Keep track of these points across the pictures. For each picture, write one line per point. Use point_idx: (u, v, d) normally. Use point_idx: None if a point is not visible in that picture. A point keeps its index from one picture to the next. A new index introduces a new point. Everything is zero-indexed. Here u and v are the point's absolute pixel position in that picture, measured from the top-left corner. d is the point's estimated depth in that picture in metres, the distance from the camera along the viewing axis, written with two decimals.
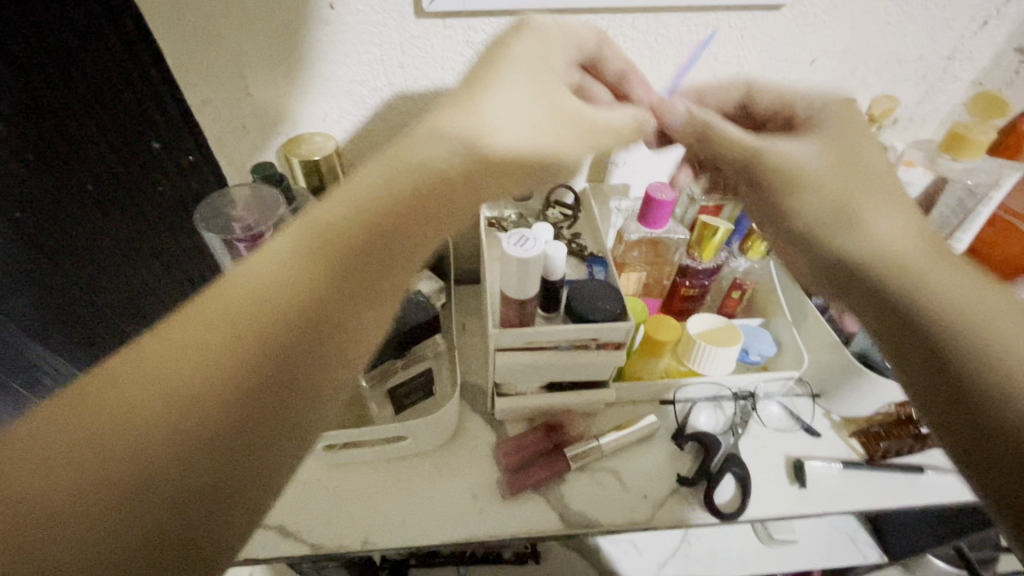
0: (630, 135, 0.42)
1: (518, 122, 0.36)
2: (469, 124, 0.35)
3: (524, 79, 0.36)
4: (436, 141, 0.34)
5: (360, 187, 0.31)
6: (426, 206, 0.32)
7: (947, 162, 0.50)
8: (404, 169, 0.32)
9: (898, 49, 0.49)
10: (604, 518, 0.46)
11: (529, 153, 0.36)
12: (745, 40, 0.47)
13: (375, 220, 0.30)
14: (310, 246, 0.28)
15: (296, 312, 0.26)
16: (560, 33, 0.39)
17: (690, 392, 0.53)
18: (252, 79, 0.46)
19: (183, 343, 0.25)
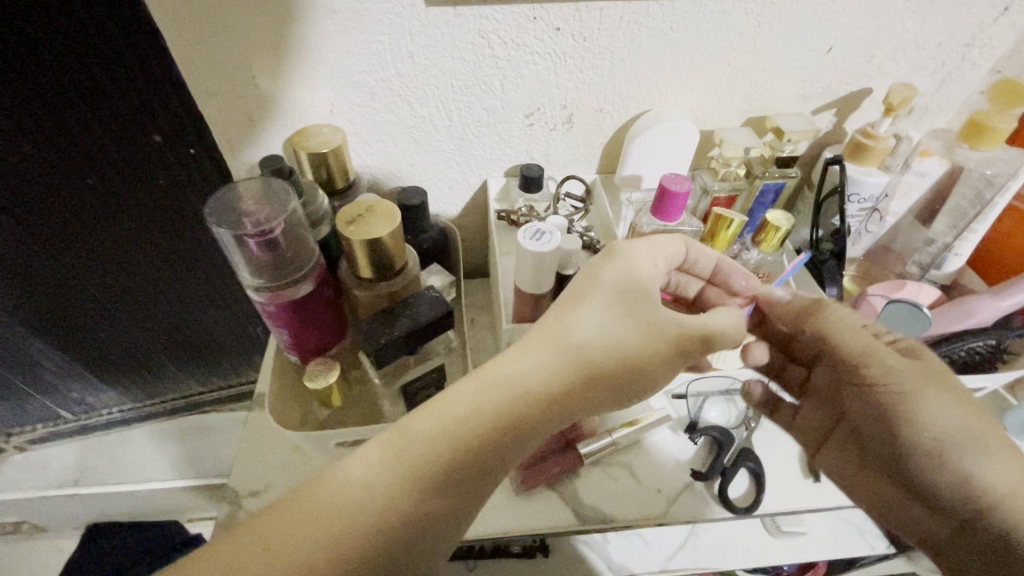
0: (736, 335, 0.41)
1: (600, 338, 0.37)
2: (554, 350, 0.37)
3: (622, 310, 0.38)
4: (526, 365, 0.36)
5: (451, 409, 0.35)
6: (514, 432, 0.35)
7: (965, 151, 0.50)
8: (490, 393, 0.35)
9: (917, 36, 0.48)
10: (617, 514, 0.46)
11: (612, 364, 0.37)
12: (761, 27, 0.46)
13: (464, 436, 0.34)
14: (404, 450, 0.34)
15: (384, 517, 0.32)
16: (649, 246, 0.42)
17: (702, 386, 0.53)
18: (257, 69, 0.44)
19: (296, 527, 0.31)
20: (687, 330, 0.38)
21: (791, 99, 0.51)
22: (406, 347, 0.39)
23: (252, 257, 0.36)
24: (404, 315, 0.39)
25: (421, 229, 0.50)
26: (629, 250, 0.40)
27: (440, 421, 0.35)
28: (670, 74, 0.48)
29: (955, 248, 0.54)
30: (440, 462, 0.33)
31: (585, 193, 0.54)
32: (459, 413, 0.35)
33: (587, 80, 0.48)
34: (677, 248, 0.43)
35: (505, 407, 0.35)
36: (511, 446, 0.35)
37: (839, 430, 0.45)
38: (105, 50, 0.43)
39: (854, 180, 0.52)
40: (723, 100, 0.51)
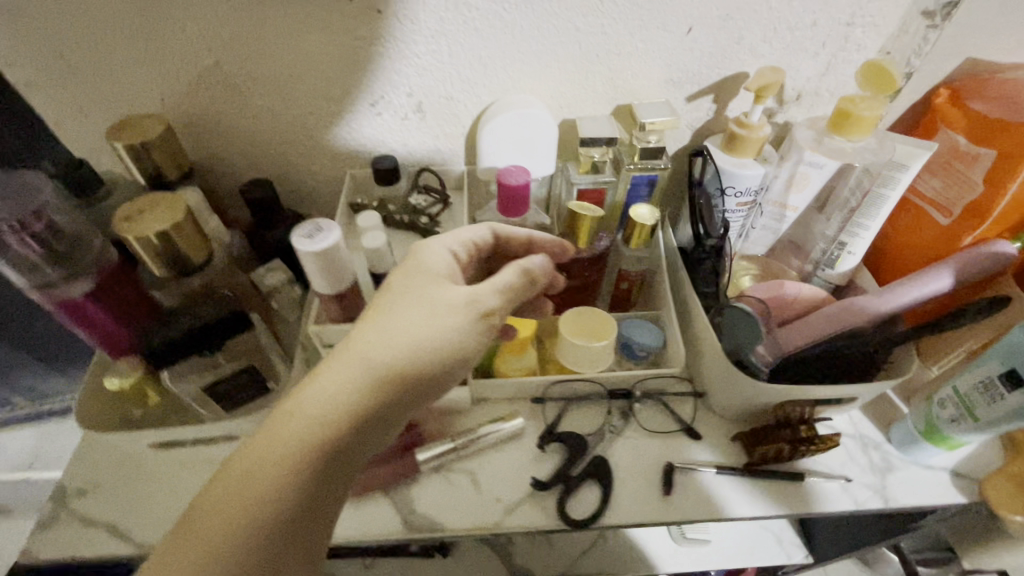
0: (527, 289, 0.39)
1: (400, 335, 0.34)
2: (345, 375, 0.33)
3: (414, 308, 0.35)
4: (312, 403, 0.32)
5: (242, 475, 0.30)
6: (321, 472, 0.31)
7: (834, 141, 0.46)
8: (276, 446, 0.30)
9: (787, 15, 0.43)
10: (450, 523, 0.45)
11: (419, 357, 0.34)
12: (608, 7, 0.42)
13: (266, 493, 0.29)
14: (214, 528, 0.28)
15: None
16: (447, 238, 0.39)
17: (562, 390, 0.50)
18: (68, 57, 0.41)
19: None
20: (484, 292, 0.37)
21: (659, 85, 0.47)
22: (189, 345, 0.38)
23: (18, 257, 0.35)
24: (186, 315, 0.39)
25: (260, 225, 0.47)
26: (419, 247, 0.38)
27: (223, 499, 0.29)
28: (518, 58, 0.45)
29: (848, 244, 0.50)
30: (245, 537, 0.28)
31: (443, 186, 0.51)
32: (250, 480, 0.29)
33: (427, 65, 0.45)
34: (480, 235, 0.41)
35: (301, 455, 0.31)
36: (326, 485, 0.31)
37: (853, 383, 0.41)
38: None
39: (728, 172, 0.48)
40: (584, 87, 0.47)
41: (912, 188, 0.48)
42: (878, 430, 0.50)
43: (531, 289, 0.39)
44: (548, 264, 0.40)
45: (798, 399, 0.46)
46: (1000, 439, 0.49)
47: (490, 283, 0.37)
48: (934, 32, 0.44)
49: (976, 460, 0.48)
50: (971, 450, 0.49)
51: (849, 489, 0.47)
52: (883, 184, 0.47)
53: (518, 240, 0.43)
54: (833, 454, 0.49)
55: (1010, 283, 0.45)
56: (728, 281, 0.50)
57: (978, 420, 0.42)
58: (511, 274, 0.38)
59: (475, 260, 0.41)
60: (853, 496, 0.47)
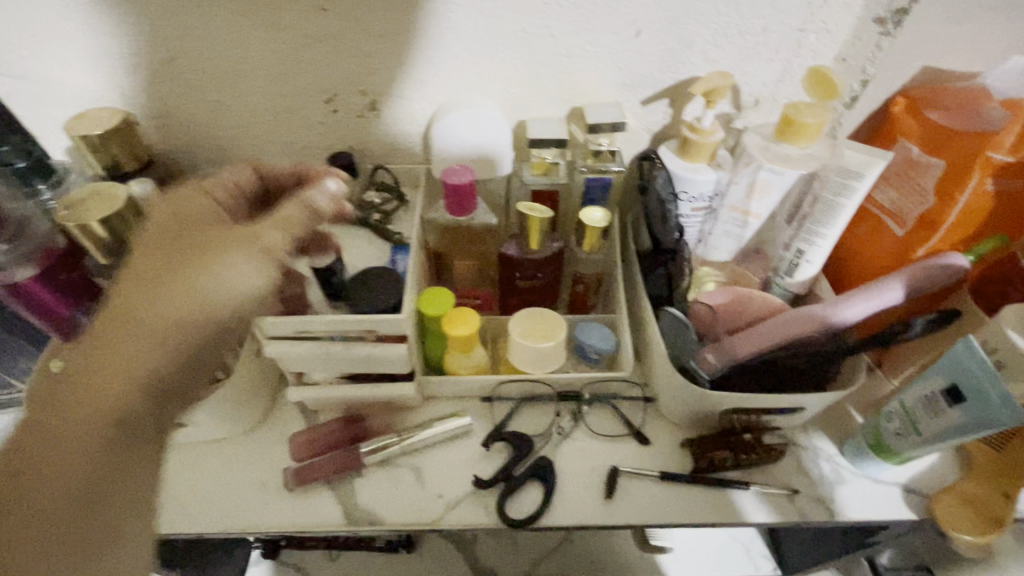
0: (316, 223, 0.39)
1: (191, 294, 0.34)
2: (137, 340, 0.33)
3: (191, 266, 0.35)
4: (96, 382, 0.32)
5: (17, 467, 0.30)
6: (126, 434, 0.33)
7: (782, 147, 0.46)
8: (56, 442, 0.31)
9: (736, 19, 0.43)
10: (390, 517, 0.45)
11: (215, 305, 0.34)
12: (554, 9, 0.42)
13: (52, 473, 0.30)
14: None
15: None
16: (208, 182, 0.41)
17: (512, 391, 0.50)
18: (29, 47, 0.43)
19: None
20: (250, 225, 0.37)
21: (612, 88, 0.48)
22: None
23: None
24: None
25: None
26: (183, 197, 0.39)
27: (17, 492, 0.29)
28: (469, 58, 0.45)
29: (805, 252, 0.50)
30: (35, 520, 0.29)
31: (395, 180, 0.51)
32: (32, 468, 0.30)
33: (379, 64, 0.45)
34: (240, 174, 0.43)
35: (90, 429, 0.31)
36: (130, 451, 0.33)
37: None
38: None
39: (681, 177, 0.48)
40: (537, 89, 0.47)
41: (869, 197, 0.48)
42: (833, 442, 0.49)
43: (318, 222, 0.39)
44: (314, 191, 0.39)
45: (739, 406, 0.46)
46: (955, 454, 0.48)
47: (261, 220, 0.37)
48: (886, 39, 0.44)
49: (929, 475, 0.47)
50: (925, 464, 0.48)
51: (795, 500, 0.46)
52: (840, 193, 0.46)
53: (283, 172, 0.45)
54: (783, 464, 0.48)
55: (965, 297, 0.45)
56: (686, 284, 0.50)
57: (922, 434, 0.41)
58: (291, 209, 0.37)
59: (242, 205, 0.43)
60: (799, 507, 0.46)
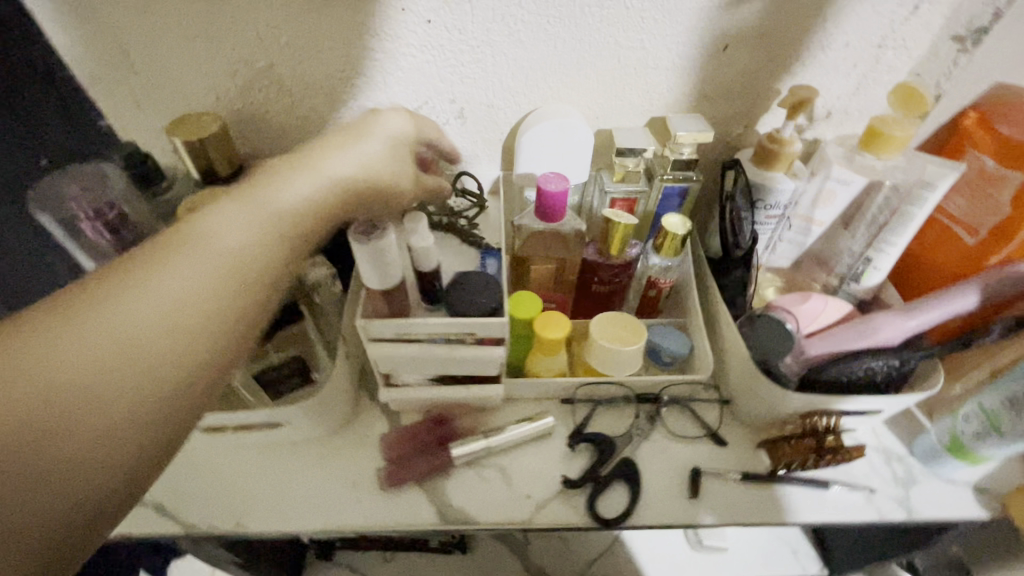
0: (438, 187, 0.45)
1: (381, 146, 0.37)
2: (366, 155, 0.35)
3: (394, 129, 0.40)
4: (328, 170, 0.33)
5: (259, 196, 0.30)
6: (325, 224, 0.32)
7: (865, 159, 0.47)
8: (288, 197, 0.30)
9: (820, 36, 0.45)
10: (482, 516, 0.46)
11: (393, 162, 0.38)
12: (649, 24, 0.44)
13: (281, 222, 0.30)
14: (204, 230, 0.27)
15: (184, 343, 0.25)
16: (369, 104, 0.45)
17: (591, 393, 0.52)
18: (136, 54, 0.44)
19: (60, 347, 0.22)
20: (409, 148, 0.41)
21: (694, 99, 0.49)
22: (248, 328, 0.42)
23: (94, 241, 0.40)
24: None
25: None
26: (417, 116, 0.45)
27: (248, 221, 0.29)
28: (560, 69, 0.46)
29: (873, 259, 0.51)
30: (255, 255, 0.28)
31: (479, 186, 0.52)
32: (266, 205, 0.29)
33: (472, 74, 0.46)
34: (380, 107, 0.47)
35: (313, 202, 0.31)
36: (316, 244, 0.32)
37: None
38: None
39: (758, 186, 0.49)
40: (621, 99, 0.49)
41: (937, 207, 0.50)
42: (903, 443, 0.51)
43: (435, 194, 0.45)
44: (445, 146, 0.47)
45: (821, 410, 0.47)
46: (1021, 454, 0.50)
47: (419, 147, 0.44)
48: (964, 56, 0.46)
49: (999, 475, 0.49)
50: (993, 465, 0.49)
51: (873, 499, 0.48)
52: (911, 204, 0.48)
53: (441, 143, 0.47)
54: (858, 465, 0.50)
55: None
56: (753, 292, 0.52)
57: (1004, 435, 0.42)
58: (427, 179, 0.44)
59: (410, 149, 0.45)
60: (877, 506, 0.47)
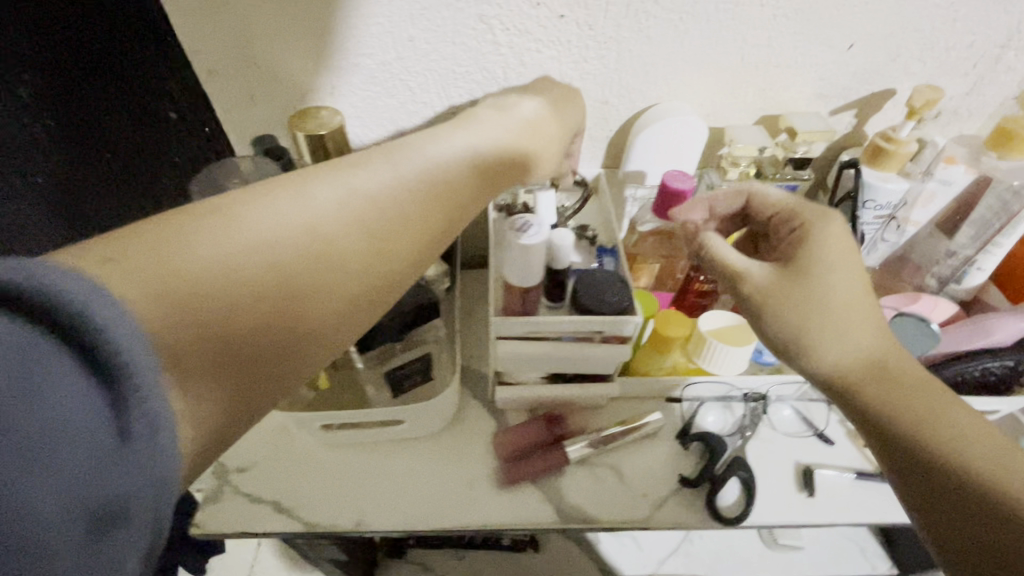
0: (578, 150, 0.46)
1: (534, 119, 0.40)
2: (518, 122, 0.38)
3: (541, 102, 0.42)
4: (489, 133, 0.36)
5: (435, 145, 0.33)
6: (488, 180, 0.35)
7: (991, 160, 0.48)
8: (457, 149, 0.33)
9: (946, 35, 0.45)
10: (602, 515, 0.46)
11: (544, 131, 0.40)
12: (778, 22, 0.43)
13: (450, 170, 0.32)
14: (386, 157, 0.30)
15: (354, 242, 0.27)
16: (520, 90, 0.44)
17: (697, 391, 0.52)
18: (260, 48, 0.43)
19: (270, 218, 0.25)
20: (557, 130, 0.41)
21: (808, 98, 0.49)
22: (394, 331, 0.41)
23: None
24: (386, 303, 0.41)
25: None
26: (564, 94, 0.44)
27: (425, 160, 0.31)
28: (681, 65, 0.46)
29: (978, 261, 0.51)
30: (427, 191, 0.30)
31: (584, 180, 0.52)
32: (441, 151, 0.32)
33: (592, 70, 0.46)
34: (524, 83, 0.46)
35: (480, 159, 0.34)
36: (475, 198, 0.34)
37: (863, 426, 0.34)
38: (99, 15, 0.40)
39: (870, 186, 0.49)
40: (736, 97, 0.49)
41: None
42: None
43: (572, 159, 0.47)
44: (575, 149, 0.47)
45: None
46: None
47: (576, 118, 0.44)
48: None
49: None
50: None
51: None
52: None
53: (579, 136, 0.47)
54: None
55: None
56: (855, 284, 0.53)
57: None
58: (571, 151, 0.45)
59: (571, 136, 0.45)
60: None
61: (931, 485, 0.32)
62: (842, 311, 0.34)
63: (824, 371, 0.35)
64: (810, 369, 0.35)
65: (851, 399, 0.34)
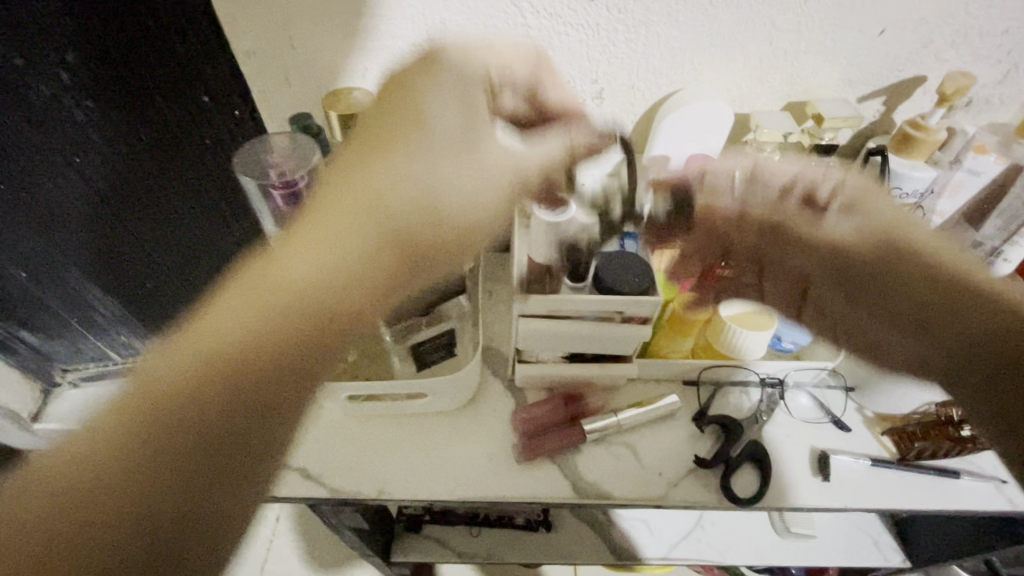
0: (559, 155, 0.45)
1: (487, 179, 0.41)
2: (458, 172, 0.39)
3: (483, 162, 0.40)
4: (394, 188, 0.37)
5: (330, 232, 0.35)
6: (399, 239, 0.37)
7: None
8: (343, 217, 0.35)
9: (980, 21, 0.44)
10: (617, 492, 0.47)
11: (497, 180, 0.42)
12: (808, 6, 0.43)
13: (350, 234, 0.35)
14: (280, 257, 0.34)
15: (241, 358, 0.31)
16: (463, 74, 0.41)
17: (715, 374, 0.52)
18: (297, 30, 0.45)
19: (166, 359, 0.30)
20: (500, 178, 0.42)
21: (836, 85, 0.49)
22: None
23: (276, 209, 0.39)
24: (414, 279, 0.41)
25: None
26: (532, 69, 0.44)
27: (303, 257, 0.33)
28: (709, 50, 0.46)
29: (1006, 252, 0.50)
30: (296, 298, 0.32)
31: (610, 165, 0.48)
32: (335, 230, 0.35)
33: (620, 54, 0.46)
34: (524, 52, 0.44)
35: (395, 214, 0.36)
36: (411, 261, 0.38)
37: (950, 351, 0.42)
38: (171, 27, 0.49)
39: (898, 173, 0.49)
40: (763, 83, 0.49)
41: None
42: None
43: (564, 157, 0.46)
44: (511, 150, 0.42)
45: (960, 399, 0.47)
46: None
47: (545, 151, 0.45)
48: None
49: None
50: None
51: (1005, 490, 0.48)
52: None
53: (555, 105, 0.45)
54: (984, 456, 0.50)
55: None
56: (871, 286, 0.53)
57: None
58: (558, 146, 0.45)
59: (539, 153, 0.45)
60: (1010, 497, 0.48)
61: (987, 387, 0.40)
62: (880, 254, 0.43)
63: (1008, 319, 0.39)
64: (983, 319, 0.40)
65: (1019, 346, 0.39)
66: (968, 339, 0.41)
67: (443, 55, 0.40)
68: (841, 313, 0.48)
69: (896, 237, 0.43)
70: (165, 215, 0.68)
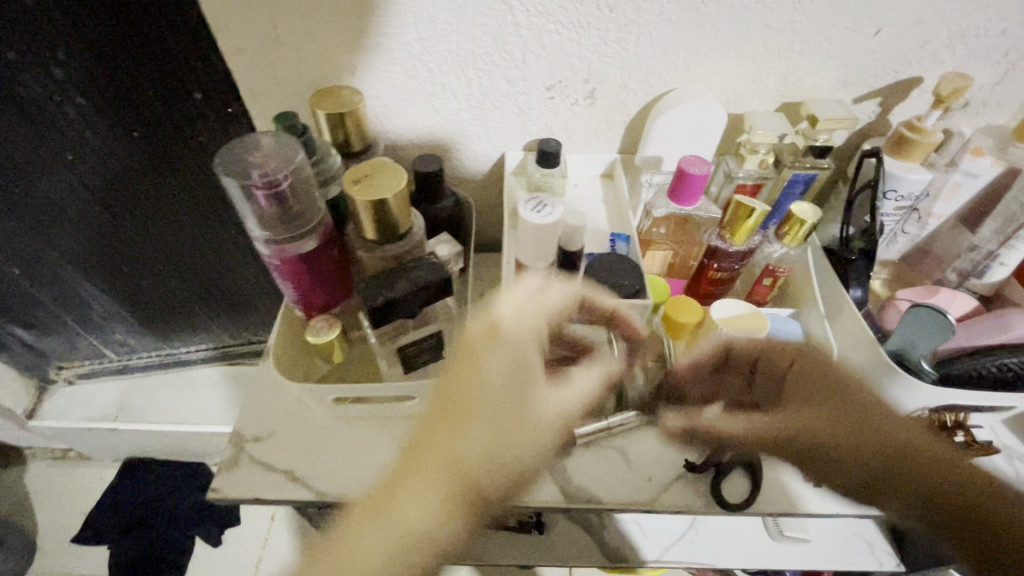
0: (598, 386, 0.45)
1: (546, 411, 0.43)
2: (501, 370, 0.41)
3: (530, 422, 0.42)
4: (461, 451, 0.40)
5: (449, 454, 0.41)
6: (492, 484, 0.42)
7: (1019, 151, 0.47)
8: (446, 464, 0.40)
9: (978, 21, 0.44)
10: (606, 496, 0.46)
11: (552, 414, 0.43)
12: (802, 5, 0.43)
13: (457, 470, 0.41)
14: (417, 480, 0.41)
15: (411, 548, 0.40)
16: (535, 304, 0.43)
17: None
18: (284, 28, 0.44)
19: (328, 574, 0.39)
20: (551, 434, 0.43)
21: (831, 86, 0.48)
22: (405, 310, 0.41)
23: (260, 210, 0.38)
24: (401, 280, 0.41)
25: (420, 198, 0.48)
26: (534, 283, 0.43)
27: (402, 507, 0.41)
28: (703, 49, 0.45)
29: (1002, 256, 0.50)
30: (422, 544, 0.41)
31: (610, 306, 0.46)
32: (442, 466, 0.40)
33: (612, 54, 0.46)
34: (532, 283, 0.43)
35: (479, 458, 0.40)
36: (499, 479, 0.42)
37: (905, 487, 0.43)
38: (147, 26, 0.47)
39: (893, 175, 0.49)
40: (757, 83, 0.48)
41: None
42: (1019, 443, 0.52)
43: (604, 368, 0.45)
44: (558, 403, 0.43)
45: (953, 404, 0.46)
46: None
47: (575, 394, 0.44)
48: None
49: None
50: None
51: None
52: None
53: (602, 309, 0.45)
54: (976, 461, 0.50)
55: None
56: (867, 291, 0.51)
57: None
58: (595, 391, 0.45)
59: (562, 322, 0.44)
60: None
61: (954, 517, 0.43)
62: (816, 397, 0.45)
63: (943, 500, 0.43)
64: (926, 472, 0.42)
65: (946, 484, 0.43)
66: (875, 457, 0.43)
67: (501, 326, 0.41)
68: (808, 451, 0.45)
69: (840, 397, 0.44)
70: (163, 212, 0.68)
